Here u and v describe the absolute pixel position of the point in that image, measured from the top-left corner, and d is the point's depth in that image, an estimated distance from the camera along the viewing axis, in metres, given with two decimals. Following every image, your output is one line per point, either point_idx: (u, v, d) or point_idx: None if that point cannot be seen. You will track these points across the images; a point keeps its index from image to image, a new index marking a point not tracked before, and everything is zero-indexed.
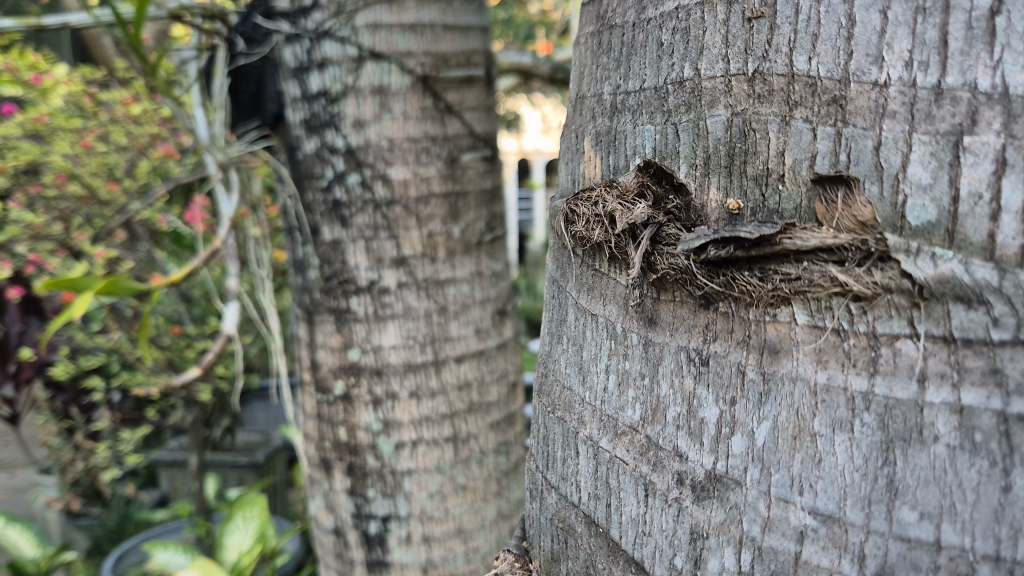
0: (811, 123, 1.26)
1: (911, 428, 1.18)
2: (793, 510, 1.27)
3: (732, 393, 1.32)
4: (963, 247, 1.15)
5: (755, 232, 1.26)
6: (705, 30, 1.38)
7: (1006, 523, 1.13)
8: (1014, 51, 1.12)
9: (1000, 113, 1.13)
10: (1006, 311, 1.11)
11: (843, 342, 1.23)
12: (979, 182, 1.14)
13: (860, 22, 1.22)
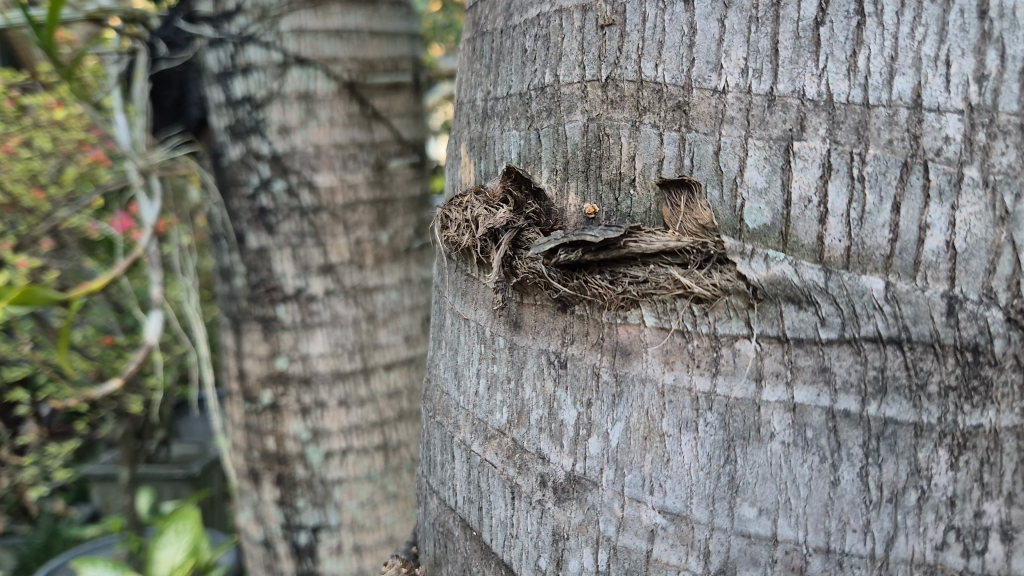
0: (658, 129, 1.28)
1: (750, 426, 1.21)
2: (644, 509, 1.29)
3: (588, 395, 1.34)
4: (795, 249, 1.19)
5: (600, 236, 1.29)
6: (563, 38, 1.40)
7: (835, 516, 1.18)
8: (836, 61, 1.17)
9: (825, 119, 1.17)
10: (833, 311, 1.16)
11: (687, 343, 1.25)
12: (809, 186, 1.18)
13: (701, 30, 1.25)
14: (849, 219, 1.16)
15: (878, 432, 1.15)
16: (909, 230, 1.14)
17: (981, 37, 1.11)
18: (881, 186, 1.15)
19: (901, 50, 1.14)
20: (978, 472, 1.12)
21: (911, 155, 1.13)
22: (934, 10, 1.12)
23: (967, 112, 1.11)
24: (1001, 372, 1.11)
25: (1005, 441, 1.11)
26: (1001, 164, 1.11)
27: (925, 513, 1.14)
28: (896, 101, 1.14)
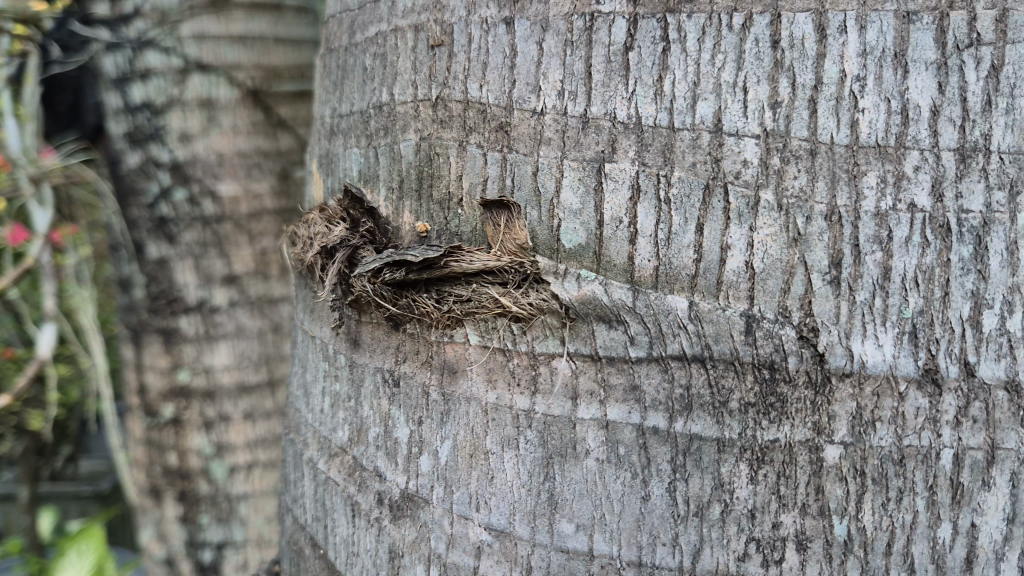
0: (483, 149, 1.31)
1: (567, 443, 1.24)
2: (471, 526, 1.32)
3: (419, 413, 1.37)
4: (607, 269, 1.22)
5: (420, 256, 1.30)
6: (398, 57, 1.42)
7: (646, 530, 1.21)
8: (644, 85, 1.20)
9: (634, 142, 1.20)
10: (641, 329, 1.19)
11: (508, 361, 1.28)
12: (620, 207, 1.21)
13: (521, 52, 1.28)
14: (657, 239, 1.19)
15: (685, 448, 1.18)
16: (712, 250, 1.17)
17: (774, 65, 1.15)
18: (685, 208, 1.18)
19: (703, 76, 1.17)
20: (776, 485, 1.16)
21: (712, 177, 1.17)
22: (731, 38, 1.17)
23: (763, 136, 1.16)
24: (795, 388, 1.15)
25: (799, 454, 1.15)
26: (795, 188, 1.14)
27: (728, 525, 1.18)
28: (700, 125, 1.17)
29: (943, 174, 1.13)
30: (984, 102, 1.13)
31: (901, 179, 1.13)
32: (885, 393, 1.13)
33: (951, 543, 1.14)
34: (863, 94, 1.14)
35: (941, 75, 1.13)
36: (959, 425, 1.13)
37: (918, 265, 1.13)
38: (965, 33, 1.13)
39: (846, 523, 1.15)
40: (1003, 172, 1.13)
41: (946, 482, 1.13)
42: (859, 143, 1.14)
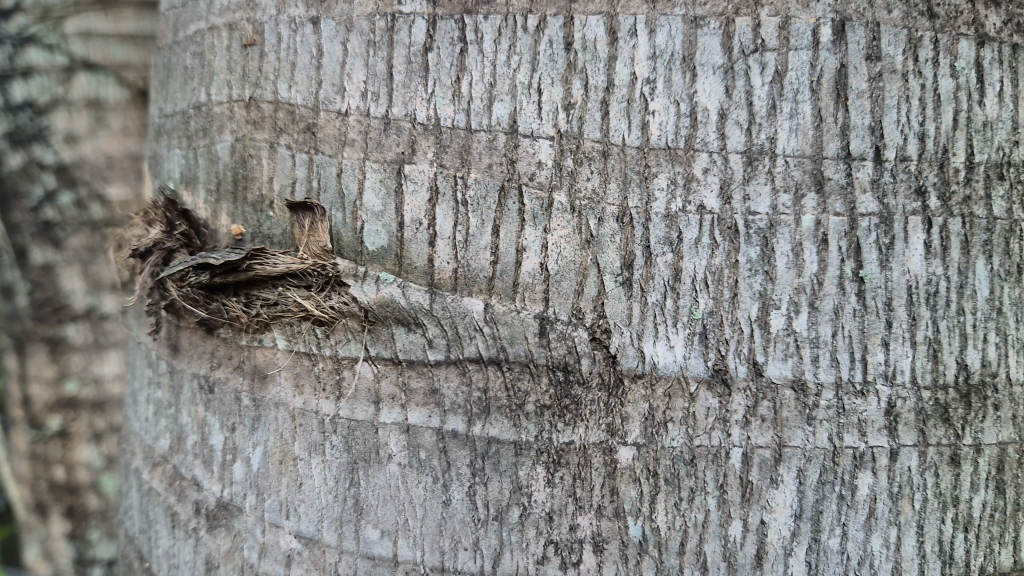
0: (292, 150, 1.29)
1: (370, 448, 1.23)
2: (282, 534, 1.29)
3: (233, 419, 1.34)
4: (408, 272, 1.21)
5: (222, 259, 1.28)
6: (215, 55, 1.38)
7: (448, 534, 1.20)
8: (443, 86, 1.20)
9: (433, 144, 1.20)
10: (438, 333, 1.19)
11: (314, 366, 1.26)
12: (419, 209, 1.21)
13: (327, 52, 1.26)
14: (454, 242, 1.19)
15: (484, 452, 1.18)
16: (508, 252, 1.17)
17: (567, 67, 1.16)
18: (481, 210, 1.18)
19: (499, 77, 1.17)
20: (572, 488, 1.16)
21: (507, 179, 1.17)
22: (526, 40, 1.17)
23: (557, 138, 1.16)
24: (589, 390, 1.15)
25: (594, 456, 1.15)
26: (588, 189, 1.15)
27: (526, 529, 1.18)
28: (496, 127, 1.18)
29: (731, 176, 1.14)
30: (770, 106, 1.15)
31: (690, 181, 1.14)
32: (676, 394, 1.14)
33: (741, 541, 1.16)
34: (653, 96, 1.14)
35: (728, 79, 1.15)
36: (748, 425, 1.15)
37: (708, 267, 1.14)
38: (750, 39, 1.15)
39: (641, 524, 1.15)
40: (789, 175, 1.15)
41: (736, 480, 1.15)
42: (650, 145, 1.14)
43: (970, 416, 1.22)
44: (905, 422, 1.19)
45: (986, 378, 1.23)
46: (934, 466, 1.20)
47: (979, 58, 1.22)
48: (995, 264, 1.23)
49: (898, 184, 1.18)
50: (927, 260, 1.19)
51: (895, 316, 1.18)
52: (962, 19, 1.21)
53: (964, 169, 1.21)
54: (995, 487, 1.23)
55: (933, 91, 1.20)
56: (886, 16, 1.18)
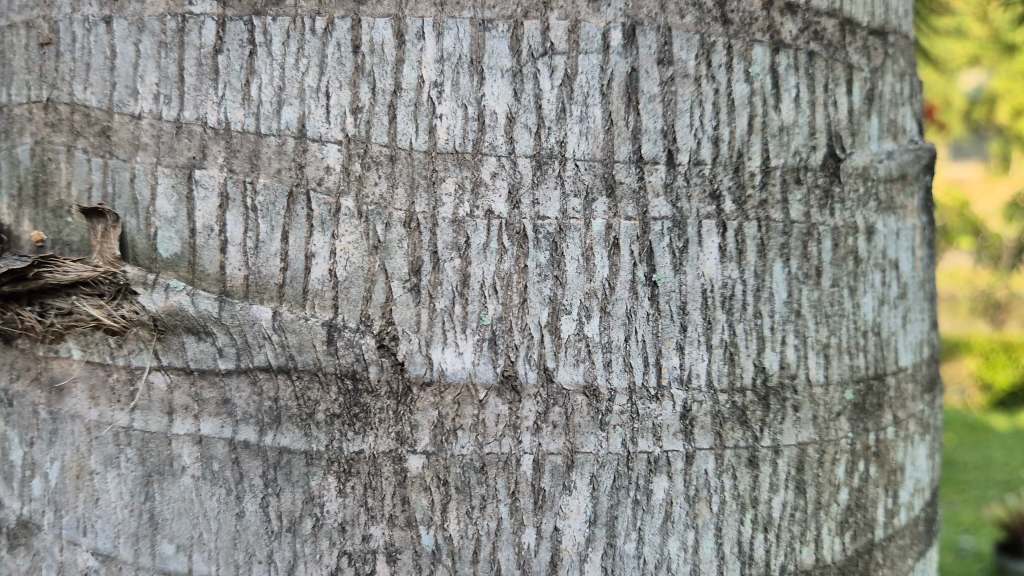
0: (87, 154, 1.24)
1: (164, 460, 1.19)
2: (78, 552, 1.25)
3: (30, 434, 1.28)
4: (201, 279, 1.19)
5: (7, 267, 1.22)
6: (15, 56, 1.33)
7: (241, 548, 1.18)
8: (233, 90, 1.17)
9: (223, 148, 1.18)
10: (227, 341, 1.16)
11: (108, 377, 1.21)
12: (210, 215, 1.18)
13: (119, 53, 1.22)
14: (245, 248, 1.17)
15: (275, 462, 1.16)
16: (297, 258, 1.16)
17: (355, 70, 1.15)
18: (270, 215, 1.16)
19: (287, 80, 1.16)
20: (362, 497, 1.15)
21: (295, 184, 1.16)
22: (314, 42, 1.15)
23: (345, 143, 1.15)
24: (377, 398, 1.14)
25: (384, 465, 1.14)
26: (375, 195, 1.14)
27: (320, 540, 1.16)
28: (285, 131, 1.16)
29: (519, 180, 1.14)
30: (559, 109, 1.14)
31: (477, 186, 1.14)
32: (465, 401, 1.14)
33: (535, 547, 1.15)
34: (440, 100, 1.14)
35: (516, 82, 1.14)
36: (539, 431, 1.14)
37: (496, 271, 1.14)
38: (539, 42, 1.15)
39: (433, 533, 1.15)
40: (578, 179, 1.14)
41: (527, 487, 1.14)
42: (437, 149, 1.14)
43: (769, 418, 1.23)
44: (701, 425, 1.18)
45: (785, 381, 1.24)
46: (731, 469, 1.20)
47: (775, 64, 1.24)
48: (793, 266, 1.24)
49: (692, 188, 1.18)
50: (722, 264, 1.19)
51: (689, 320, 1.18)
52: (757, 25, 1.23)
53: (760, 174, 1.22)
54: (795, 487, 1.25)
55: (728, 96, 1.20)
56: (679, 21, 1.19)
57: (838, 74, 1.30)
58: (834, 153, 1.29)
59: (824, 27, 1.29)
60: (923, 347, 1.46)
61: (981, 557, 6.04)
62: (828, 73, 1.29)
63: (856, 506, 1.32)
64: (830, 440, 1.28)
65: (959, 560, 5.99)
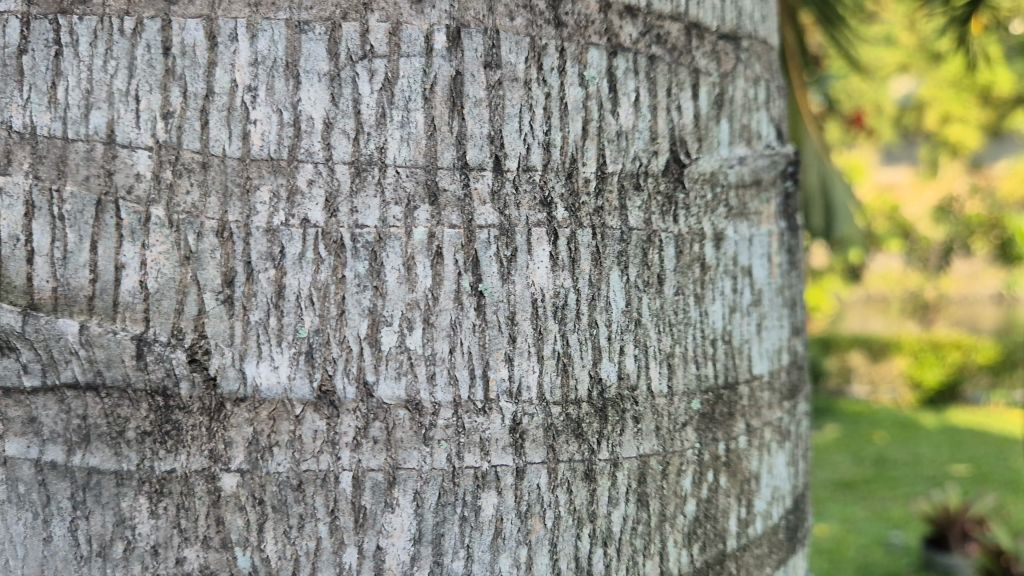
0: None
1: None
2: None
3: None
4: (7, 292, 1.11)
5: None
6: None
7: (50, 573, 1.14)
8: (39, 92, 1.11)
9: (28, 154, 1.11)
10: (31, 357, 1.10)
11: None
12: (15, 224, 1.10)
13: None
14: (52, 259, 1.10)
15: (83, 483, 1.11)
16: (106, 270, 1.10)
17: (166, 73, 1.10)
18: (78, 224, 1.10)
19: (95, 82, 1.10)
20: (175, 518, 1.10)
21: (103, 193, 1.10)
22: (123, 43, 1.10)
23: (156, 149, 1.10)
24: (189, 415, 1.10)
25: (196, 485, 1.10)
26: (187, 203, 1.10)
27: (131, 564, 1.11)
28: (93, 136, 1.10)
29: (337, 188, 1.11)
30: (379, 115, 1.11)
31: (293, 194, 1.10)
32: (281, 416, 1.10)
33: (356, 567, 1.12)
34: (254, 105, 1.10)
35: (334, 87, 1.10)
36: (358, 447, 1.11)
37: (312, 283, 1.10)
38: (358, 45, 1.11)
39: (250, 554, 1.11)
40: (399, 186, 1.11)
41: (347, 505, 1.11)
42: (251, 156, 1.10)
43: (607, 430, 1.20)
44: (532, 439, 1.15)
45: (624, 393, 1.21)
46: (566, 483, 1.17)
47: (612, 68, 1.21)
48: (632, 274, 1.21)
49: (521, 195, 1.15)
50: (553, 273, 1.16)
51: (519, 331, 1.15)
52: (594, 28, 1.20)
53: (595, 180, 1.19)
54: (636, 500, 1.23)
55: (560, 100, 1.17)
56: (508, 24, 1.15)
57: (683, 78, 1.28)
58: (677, 157, 1.26)
59: (668, 31, 1.27)
60: (780, 353, 1.45)
61: (908, 552, 6.93)
62: (671, 77, 1.27)
63: (705, 517, 1.31)
64: (675, 451, 1.26)
65: (890, 555, 6.81)
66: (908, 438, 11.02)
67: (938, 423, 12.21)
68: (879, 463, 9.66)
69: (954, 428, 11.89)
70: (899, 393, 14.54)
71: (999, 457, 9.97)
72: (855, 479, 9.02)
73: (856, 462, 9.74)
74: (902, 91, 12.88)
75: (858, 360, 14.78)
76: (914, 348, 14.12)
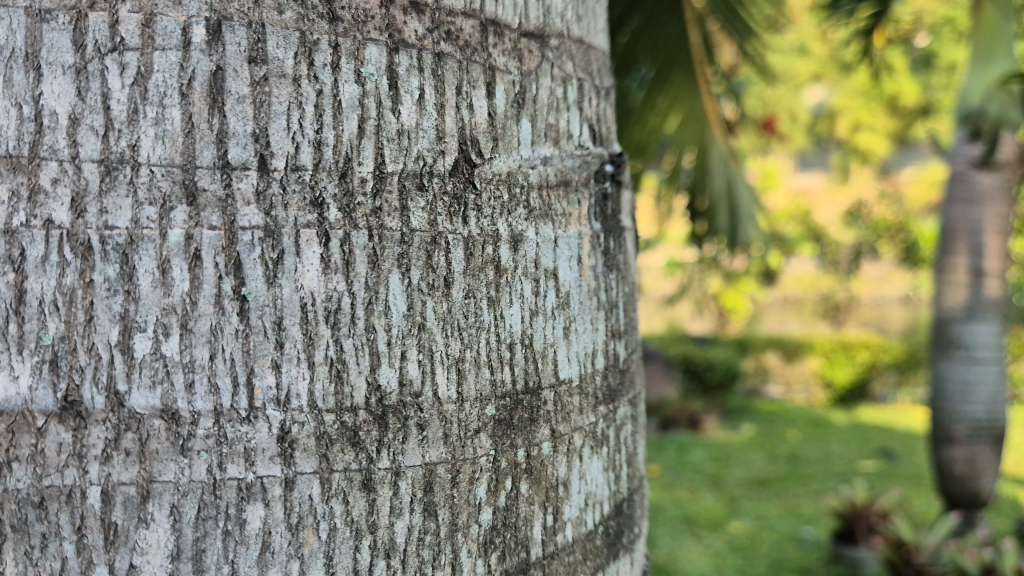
0: None
1: None
2: None
3: None
4: None
5: None
6: None
7: None
8: None
9: None
10: None
11: None
12: None
13: None
14: None
15: None
16: None
17: None
18: None
19: None
20: None
21: None
22: None
23: None
24: None
25: None
26: None
27: None
28: None
29: (84, 188, 1.05)
30: (130, 111, 1.06)
31: (35, 193, 1.05)
32: (20, 429, 1.06)
33: None
34: None
35: (80, 81, 1.05)
36: (108, 460, 1.06)
37: (56, 287, 1.05)
38: (107, 37, 1.06)
39: None
40: (154, 186, 1.07)
41: (95, 522, 1.07)
42: None
43: (387, 438, 1.17)
44: (303, 448, 1.12)
45: (406, 400, 1.18)
46: (341, 494, 1.14)
47: (392, 65, 1.18)
48: (413, 278, 1.18)
49: (289, 196, 1.11)
50: (324, 276, 1.13)
51: (286, 336, 1.11)
52: (373, 23, 1.16)
53: (372, 180, 1.16)
54: (422, 510, 1.20)
55: (333, 98, 1.14)
56: (276, 17, 1.11)
57: (475, 76, 1.25)
58: (467, 157, 1.23)
59: (459, 26, 1.24)
60: (594, 357, 1.42)
61: (818, 546, 7.80)
62: (461, 75, 1.24)
63: (503, 526, 1.28)
64: (465, 458, 1.23)
65: (801, 549, 7.71)
66: (821, 437, 11.80)
67: (848, 422, 12.83)
68: (793, 461, 10.54)
69: (862, 426, 12.58)
70: (812, 392, 15.27)
71: (903, 451, 10.82)
72: (769, 477, 9.89)
73: (772, 461, 10.63)
74: (815, 101, 15.76)
75: (773, 360, 15.40)
76: (826, 347, 14.78)
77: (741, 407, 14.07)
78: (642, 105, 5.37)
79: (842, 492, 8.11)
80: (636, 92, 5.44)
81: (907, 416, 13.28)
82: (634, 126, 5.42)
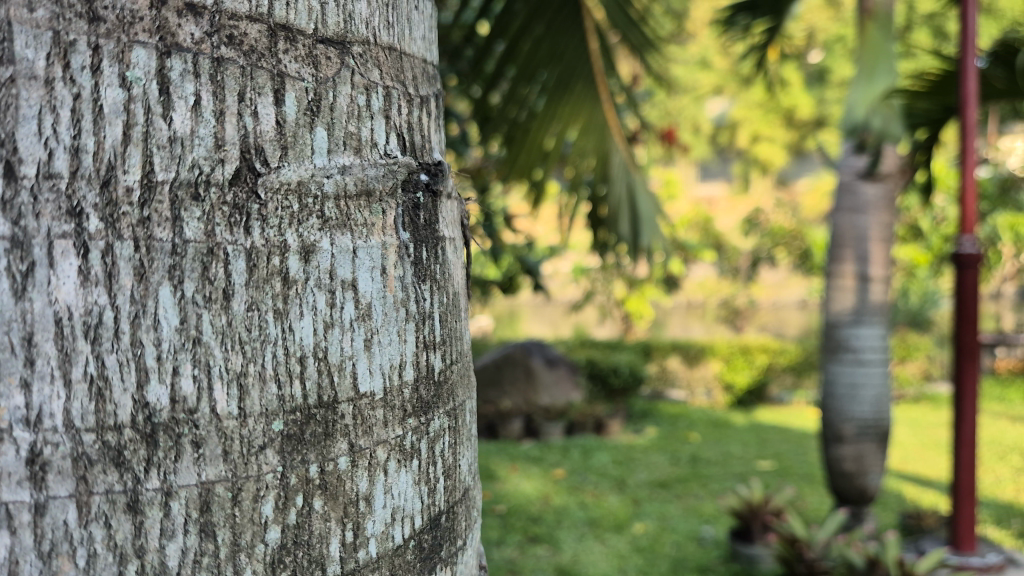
0: None
1: None
2: None
3: None
4: None
5: None
6: None
7: None
8: None
9: None
10: None
11: None
12: None
13: None
14: None
15: None
16: None
17: None
18: None
19: None
20: None
21: None
22: None
23: None
24: None
25: None
26: None
27: None
28: None
29: None
30: None
31: None
32: None
33: None
34: None
35: None
36: None
37: None
38: None
39: None
40: None
41: None
42: None
43: (157, 457, 1.12)
44: (57, 470, 1.07)
45: (179, 416, 1.13)
46: (102, 517, 1.09)
47: (164, 69, 1.13)
48: (187, 290, 1.13)
49: (42, 205, 1.06)
50: (82, 289, 1.08)
51: (38, 353, 1.06)
52: (141, 25, 1.12)
53: (139, 189, 1.11)
54: (198, 531, 1.14)
55: (93, 102, 1.09)
56: (26, 16, 1.06)
57: (261, 83, 1.21)
58: (251, 165, 1.19)
59: (243, 31, 1.20)
60: (401, 369, 1.40)
61: (717, 544, 8.15)
62: (245, 81, 1.20)
63: (294, 544, 1.24)
64: (248, 476, 1.18)
65: (702, 548, 8.04)
66: (720, 437, 12.28)
67: (747, 422, 13.42)
68: (693, 462, 10.91)
69: (760, 426, 13.16)
70: (713, 395, 15.62)
71: (797, 451, 11.32)
72: (670, 478, 10.22)
73: (674, 462, 10.99)
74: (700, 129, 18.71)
75: (675, 363, 16.01)
76: (726, 351, 15.39)
77: (644, 408, 14.55)
78: (543, 112, 5.45)
79: (739, 489, 8.20)
80: (538, 99, 5.49)
81: (802, 416, 13.94)
82: (535, 134, 5.48)
